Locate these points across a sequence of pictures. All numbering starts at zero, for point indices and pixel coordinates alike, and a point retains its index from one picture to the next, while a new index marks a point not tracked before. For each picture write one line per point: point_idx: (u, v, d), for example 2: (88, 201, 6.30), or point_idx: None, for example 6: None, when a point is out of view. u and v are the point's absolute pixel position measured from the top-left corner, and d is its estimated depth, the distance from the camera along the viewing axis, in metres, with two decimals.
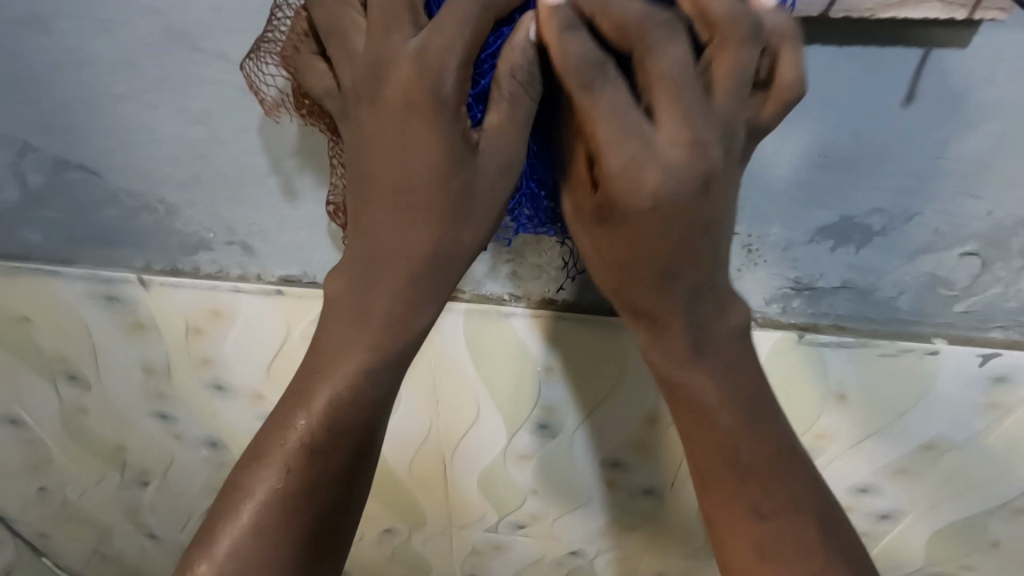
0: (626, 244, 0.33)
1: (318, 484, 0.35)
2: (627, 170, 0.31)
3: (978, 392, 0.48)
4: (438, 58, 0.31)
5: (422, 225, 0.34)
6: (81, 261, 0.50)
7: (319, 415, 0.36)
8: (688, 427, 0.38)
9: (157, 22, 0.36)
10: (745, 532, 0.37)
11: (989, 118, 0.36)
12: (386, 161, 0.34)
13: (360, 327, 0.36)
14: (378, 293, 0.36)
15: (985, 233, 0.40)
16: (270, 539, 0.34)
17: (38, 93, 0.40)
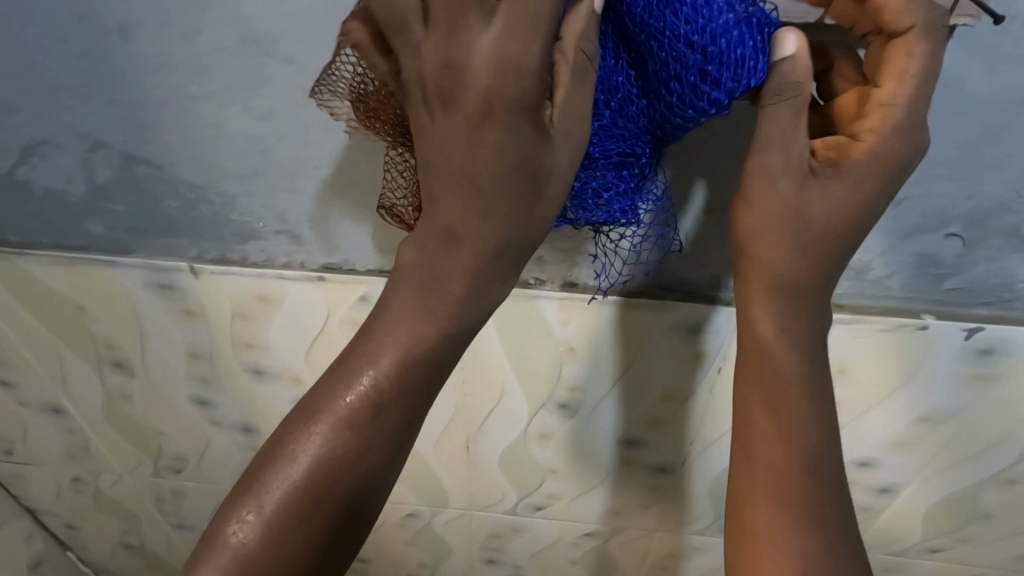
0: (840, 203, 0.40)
1: (374, 442, 0.38)
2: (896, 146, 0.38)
3: (967, 364, 0.52)
4: (516, 55, 0.35)
5: (494, 206, 0.37)
6: (138, 252, 0.55)
7: (386, 372, 0.38)
8: (763, 423, 0.42)
9: (233, 30, 0.42)
10: (787, 543, 0.40)
11: (966, 109, 0.40)
12: (467, 145, 0.37)
13: (430, 292, 0.39)
14: (453, 261, 0.39)
15: (968, 215, 0.44)
16: (322, 491, 0.37)
17: (118, 94, 0.45)
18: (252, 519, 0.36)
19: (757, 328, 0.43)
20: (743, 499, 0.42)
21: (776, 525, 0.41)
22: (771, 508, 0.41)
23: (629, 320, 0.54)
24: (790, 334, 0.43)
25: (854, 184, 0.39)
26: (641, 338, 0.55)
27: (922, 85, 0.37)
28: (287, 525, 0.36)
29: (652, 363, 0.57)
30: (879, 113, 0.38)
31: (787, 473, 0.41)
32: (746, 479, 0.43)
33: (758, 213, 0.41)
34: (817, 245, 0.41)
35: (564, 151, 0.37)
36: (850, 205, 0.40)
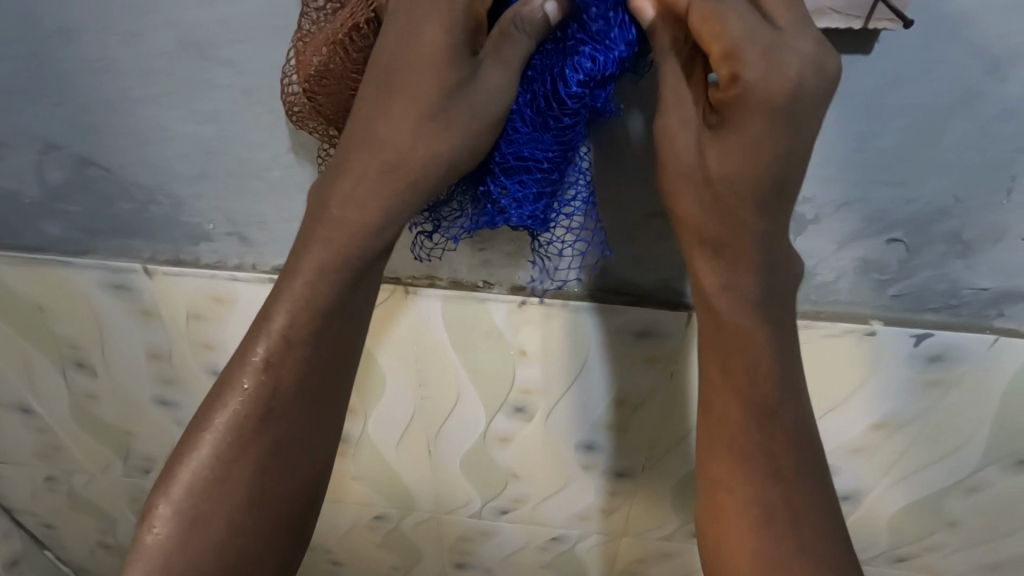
0: (754, 142, 0.36)
1: (275, 400, 0.39)
2: (790, 75, 0.34)
3: (920, 370, 0.52)
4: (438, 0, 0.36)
5: (406, 124, 0.37)
6: (92, 252, 0.55)
7: (276, 335, 0.39)
8: (721, 385, 0.41)
9: (171, 34, 0.42)
10: (743, 497, 0.41)
11: (898, 115, 0.40)
12: (386, 65, 0.37)
13: (323, 229, 0.38)
14: (347, 185, 0.38)
15: (908, 220, 0.44)
16: (232, 461, 0.39)
17: (66, 98, 0.46)
18: (164, 511, 0.38)
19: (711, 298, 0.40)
20: (716, 476, 0.41)
21: (737, 481, 0.41)
22: (728, 465, 0.41)
23: (578, 324, 0.54)
24: (742, 287, 0.39)
25: (755, 130, 0.36)
26: (590, 341, 0.55)
27: (771, 51, 0.34)
28: (203, 499, 0.38)
29: (603, 365, 0.57)
30: (727, 67, 0.35)
31: (748, 447, 0.40)
32: (707, 449, 0.42)
33: (670, 161, 0.38)
34: (750, 192, 0.37)
35: (494, 78, 0.37)
36: (761, 155, 0.36)
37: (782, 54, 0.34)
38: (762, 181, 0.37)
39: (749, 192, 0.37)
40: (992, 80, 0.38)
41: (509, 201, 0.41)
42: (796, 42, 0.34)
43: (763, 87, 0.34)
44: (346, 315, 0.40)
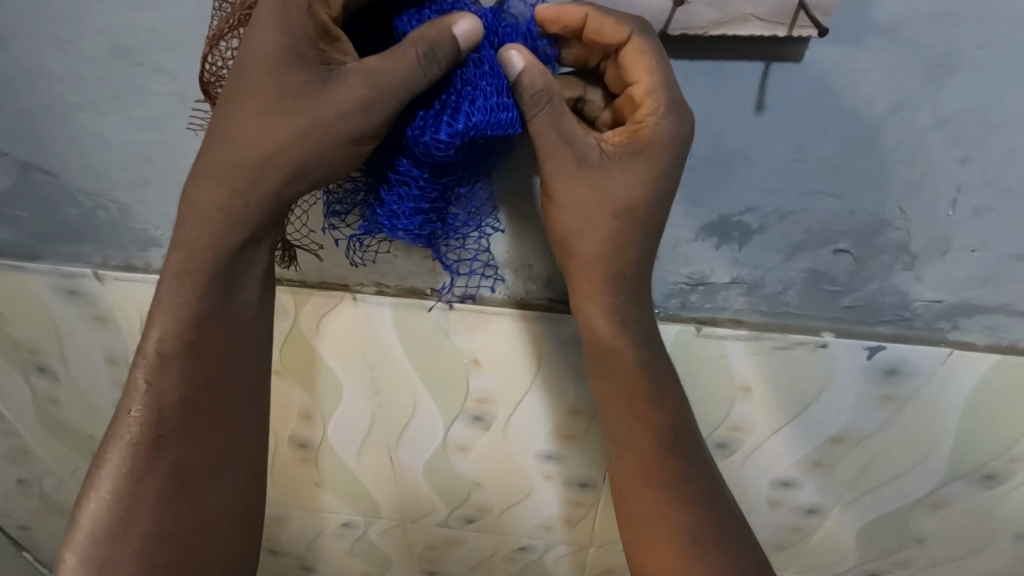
0: (629, 181, 0.40)
1: (159, 422, 0.41)
2: (660, 128, 0.38)
3: (876, 383, 0.51)
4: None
5: (262, 125, 0.36)
6: (44, 258, 0.55)
7: (150, 363, 0.41)
8: (630, 418, 0.48)
9: (103, 40, 0.42)
10: (669, 522, 0.46)
11: (834, 124, 0.39)
12: (256, 63, 0.36)
13: (197, 244, 0.40)
14: (216, 193, 0.38)
15: (853, 230, 0.43)
16: (134, 494, 0.41)
17: (6, 104, 0.46)
18: (70, 559, 0.40)
19: (596, 329, 0.45)
20: (640, 511, 0.47)
21: (668, 504, 0.47)
22: (660, 495, 0.47)
23: (529, 332, 0.53)
24: (624, 318, 0.44)
25: (636, 170, 0.39)
26: (541, 350, 0.55)
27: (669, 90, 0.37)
28: (111, 537, 0.40)
29: (557, 373, 0.56)
30: (643, 104, 0.38)
31: (659, 464, 0.47)
32: (633, 483, 0.48)
33: (551, 194, 0.40)
34: (625, 227, 0.41)
35: (351, 98, 0.35)
36: (643, 177, 0.39)
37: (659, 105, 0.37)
38: (626, 220, 0.41)
39: (615, 226, 0.41)
40: (926, 88, 0.37)
41: (385, 212, 0.42)
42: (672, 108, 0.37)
43: (657, 134, 0.38)
44: (223, 331, 0.43)
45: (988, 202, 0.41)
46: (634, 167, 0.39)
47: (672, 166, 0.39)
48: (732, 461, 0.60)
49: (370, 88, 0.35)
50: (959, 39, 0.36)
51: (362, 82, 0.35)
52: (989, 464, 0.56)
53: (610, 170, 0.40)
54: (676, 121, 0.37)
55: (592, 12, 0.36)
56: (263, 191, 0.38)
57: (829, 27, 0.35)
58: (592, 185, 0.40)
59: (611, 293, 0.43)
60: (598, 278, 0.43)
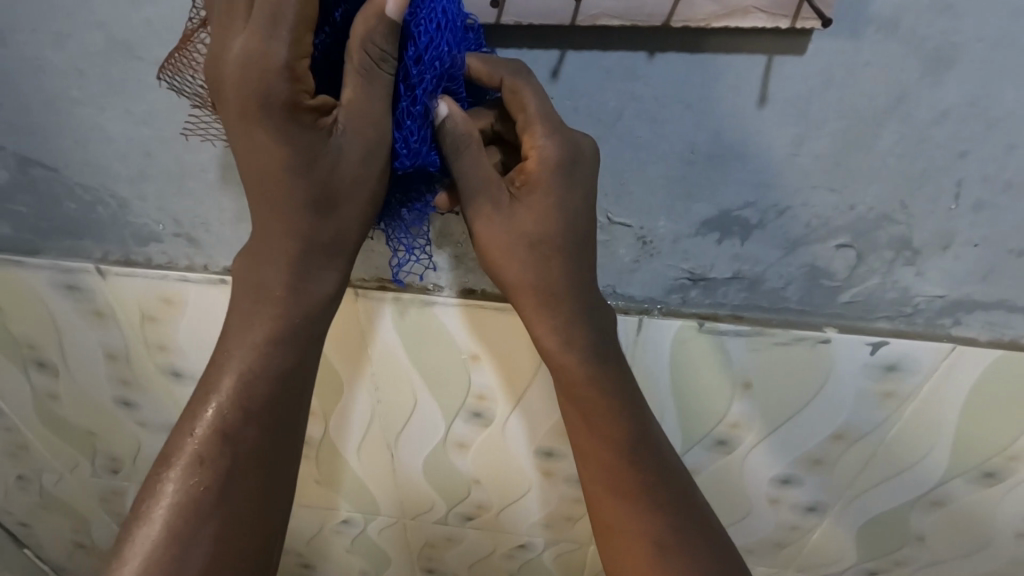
0: (545, 210, 0.42)
1: (234, 459, 0.38)
2: (550, 150, 0.39)
3: (875, 379, 0.51)
4: (262, 54, 0.34)
5: (296, 197, 0.38)
6: (44, 253, 0.55)
7: (227, 395, 0.39)
8: (591, 441, 0.47)
9: (101, 34, 0.42)
10: (640, 535, 0.45)
11: (833, 119, 0.39)
12: (263, 146, 0.37)
13: (261, 300, 0.40)
14: (273, 262, 0.40)
15: (853, 225, 0.43)
16: (184, 539, 0.36)
17: (5, 98, 0.46)
18: None
19: (554, 357, 0.46)
20: (609, 523, 0.46)
21: (640, 517, 0.45)
22: (628, 508, 0.46)
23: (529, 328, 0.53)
24: (576, 340, 0.45)
25: (543, 196, 0.42)
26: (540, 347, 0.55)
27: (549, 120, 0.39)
28: None
29: None
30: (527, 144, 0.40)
31: (627, 478, 0.46)
32: (603, 500, 0.47)
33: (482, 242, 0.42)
34: (555, 255, 0.43)
35: (359, 147, 0.38)
36: (545, 207, 0.42)
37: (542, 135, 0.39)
38: (555, 250, 0.43)
39: (550, 259, 0.43)
40: (925, 82, 0.37)
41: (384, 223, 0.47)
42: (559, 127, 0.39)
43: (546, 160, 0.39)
44: (290, 351, 0.40)
45: (989, 197, 0.41)
46: (540, 197, 0.42)
47: (573, 192, 0.41)
48: (732, 456, 0.60)
49: (372, 122, 0.38)
50: (960, 33, 0.35)
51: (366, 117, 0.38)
52: (988, 462, 0.56)
53: (524, 207, 0.42)
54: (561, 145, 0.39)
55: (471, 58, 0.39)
56: (320, 245, 0.40)
57: (833, 18, 0.35)
58: (513, 218, 0.42)
59: (547, 319, 0.44)
60: (540, 305, 0.44)
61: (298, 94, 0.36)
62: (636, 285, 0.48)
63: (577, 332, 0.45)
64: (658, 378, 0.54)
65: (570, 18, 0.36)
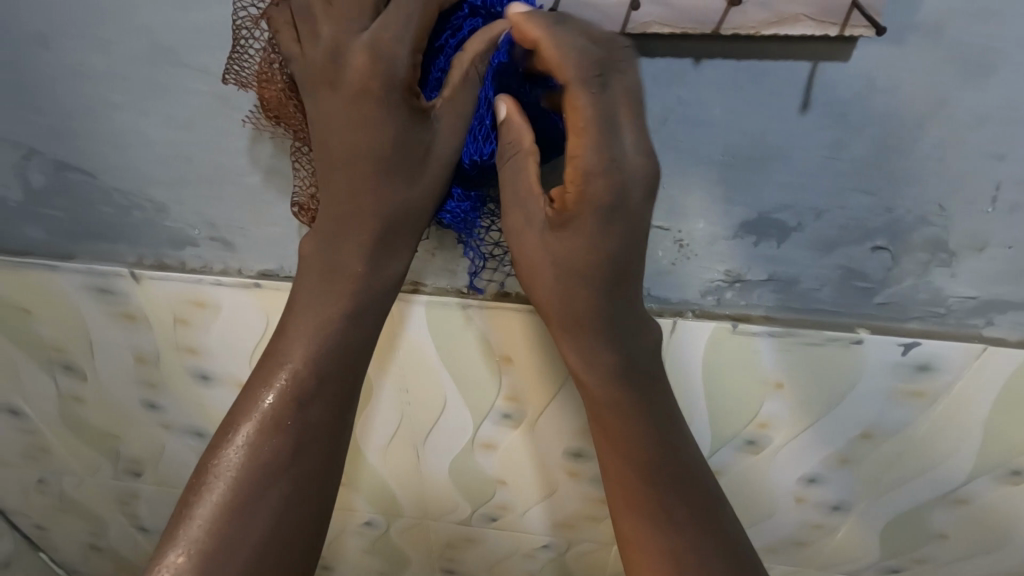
0: (583, 241, 0.41)
1: (300, 429, 0.44)
2: (601, 185, 0.38)
3: (905, 379, 0.51)
4: (391, 46, 0.40)
5: (383, 180, 0.43)
6: (76, 257, 0.55)
7: (298, 366, 0.44)
8: (605, 447, 0.49)
9: (146, 39, 0.42)
10: (650, 545, 0.46)
11: (874, 124, 0.39)
12: (360, 130, 0.42)
13: (334, 278, 0.45)
14: (349, 242, 0.44)
15: (889, 228, 0.44)
16: (254, 497, 0.42)
17: (45, 103, 0.46)
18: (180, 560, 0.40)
19: (580, 368, 0.47)
20: (623, 530, 0.48)
21: (650, 527, 0.46)
22: (637, 518, 0.47)
23: None
24: (598, 360, 0.46)
25: (584, 225, 0.41)
26: None
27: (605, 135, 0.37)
28: (223, 542, 0.40)
29: None
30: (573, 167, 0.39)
31: (642, 490, 0.47)
32: (618, 506, 0.48)
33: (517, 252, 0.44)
34: (585, 277, 0.43)
35: (444, 139, 0.43)
36: (586, 237, 0.41)
37: (600, 156, 0.38)
38: (588, 275, 0.43)
39: (578, 280, 0.43)
40: (967, 88, 0.38)
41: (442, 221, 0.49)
42: (620, 145, 0.38)
43: (594, 186, 0.39)
44: (356, 333, 0.46)
45: None
46: (581, 225, 0.41)
47: (614, 225, 0.40)
48: (758, 456, 0.61)
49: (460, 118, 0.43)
50: (1001, 39, 0.36)
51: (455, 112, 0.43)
52: (1013, 461, 0.57)
53: (562, 231, 0.42)
54: (635, 149, 0.38)
55: (544, 37, 0.37)
56: (395, 229, 0.44)
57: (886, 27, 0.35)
58: (550, 239, 0.43)
59: (571, 340, 0.46)
60: (563, 328, 0.46)
61: (407, 84, 0.41)
62: (671, 288, 0.49)
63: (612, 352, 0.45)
64: (689, 376, 0.55)
65: (624, 25, 0.37)
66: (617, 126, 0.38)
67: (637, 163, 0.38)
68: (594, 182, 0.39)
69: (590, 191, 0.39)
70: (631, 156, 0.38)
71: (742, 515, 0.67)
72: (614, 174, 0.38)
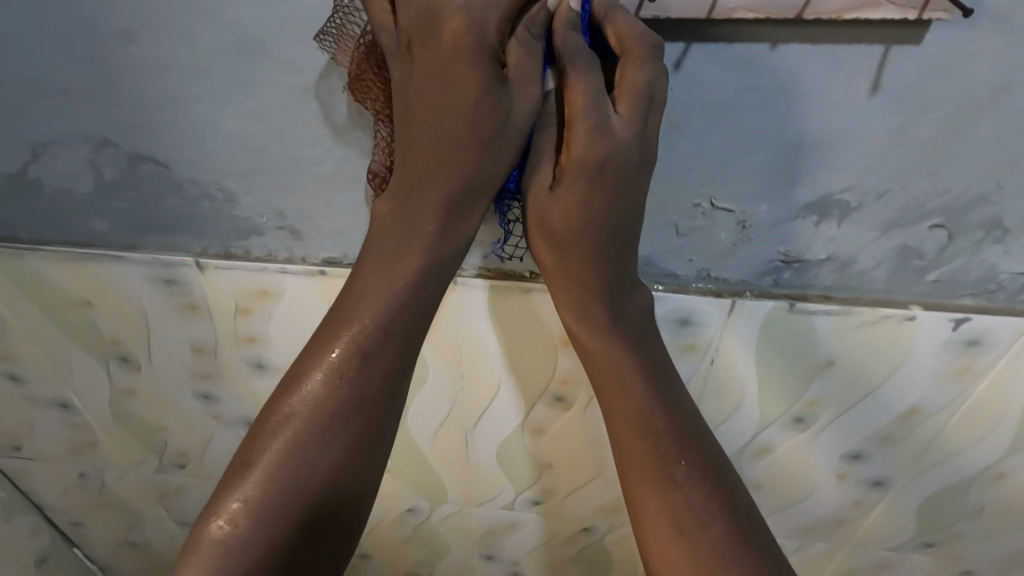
0: (581, 205, 0.43)
1: (365, 387, 0.42)
2: (588, 147, 0.41)
3: (955, 355, 0.53)
4: (481, 11, 0.39)
5: (463, 139, 0.41)
6: (143, 248, 0.56)
7: (368, 321, 0.43)
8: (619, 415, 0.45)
9: (233, 32, 0.43)
10: (664, 521, 0.42)
11: (939, 105, 0.41)
12: (444, 91, 0.40)
13: (410, 237, 0.44)
14: (426, 202, 0.43)
15: (947, 206, 0.45)
16: (312, 448, 0.41)
17: (124, 96, 0.47)
18: (237, 506, 0.39)
19: (591, 333, 0.45)
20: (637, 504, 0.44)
21: (670, 499, 0.42)
22: (654, 491, 0.43)
23: None
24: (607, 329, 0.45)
25: (579, 191, 0.42)
26: None
27: (594, 107, 0.40)
28: (278, 490, 0.40)
29: None
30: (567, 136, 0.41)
31: (664, 458, 0.43)
32: (631, 479, 0.44)
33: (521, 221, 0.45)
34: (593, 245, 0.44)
35: (523, 102, 0.41)
36: (577, 202, 0.43)
37: (595, 124, 0.40)
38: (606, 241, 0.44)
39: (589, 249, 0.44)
40: None
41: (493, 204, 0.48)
42: (614, 121, 0.40)
43: (588, 153, 0.41)
44: (432, 291, 0.45)
45: None
46: (575, 191, 0.42)
47: (603, 192, 0.42)
48: (805, 434, 0.63)
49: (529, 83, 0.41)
50: None
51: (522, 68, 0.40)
52: None
53: (562, 196, 0.43)
54: (621, 128, 0.40)
55: (613, 15, 0.40)
56: (474, 190, 0.43)
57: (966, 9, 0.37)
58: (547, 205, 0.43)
59: (577, 307, 0.45)
60: (567, 295, 0.45)
61: (496, 48, 0.40)
62: (730, 268, 0.51)
63: (608, 323, 0.45)
64: (744, 356, 0.56)
65: (709, 11, 0.38)
66: (608, 104, 0.41)
67: (624, 138, 0.41)
68: (576, 150, 0.41)
69: (576, 158, 0.41)
70: (619, 130, 0.40)
71: (783, 492, 0.69)
72: (601, 141, 0.40)
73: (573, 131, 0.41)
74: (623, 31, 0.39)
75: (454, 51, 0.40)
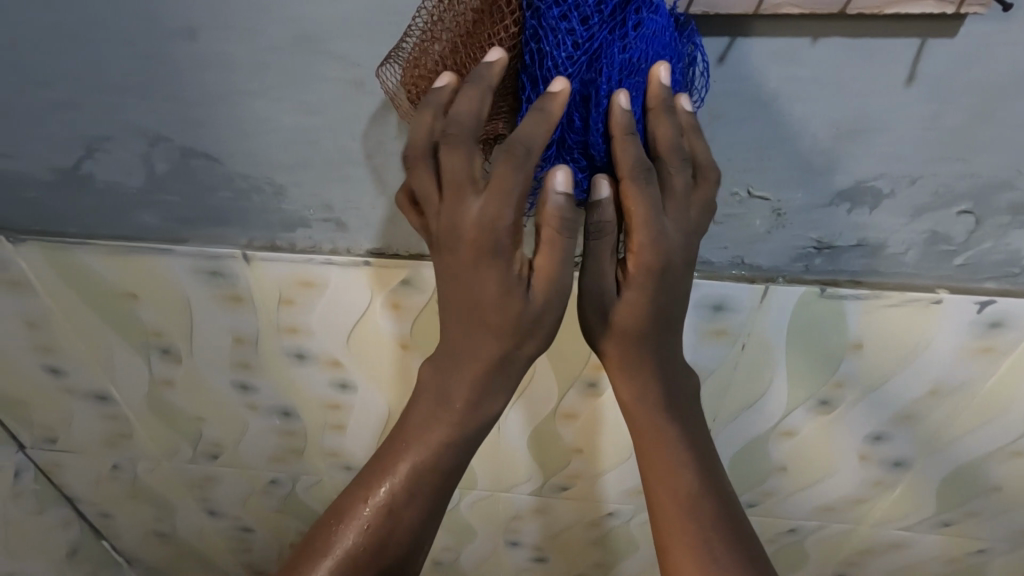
0: (638, 302, 0.42)
1: (424, 500, 0.45)
2: (651, 254, 0.41)
3: (978, 336, 0.55)
4: (496, 217, 0.39)
5: (485, 331, 0.42)
6: (190, 240, 0.58)
7: (429, 447, 0.45)
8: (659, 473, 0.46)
9: (291, 29, 0.45)
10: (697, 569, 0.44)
11: (971, 94, 0.43)
12: (467, 290, 0.41)
13: (446, 408, 0.45)
14: (458, 380, 0.44)
15: (975, 192, 0.47)
16: (375, 546, 0.44)
17: (181, 92, 0.48)
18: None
19: (637, 399, 0.46)
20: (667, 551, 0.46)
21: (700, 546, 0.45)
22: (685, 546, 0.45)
23: None
24: (652, 398, 0.46)
25: (635, 294, 0.42)
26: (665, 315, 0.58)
27: (654, 212, 0.40)
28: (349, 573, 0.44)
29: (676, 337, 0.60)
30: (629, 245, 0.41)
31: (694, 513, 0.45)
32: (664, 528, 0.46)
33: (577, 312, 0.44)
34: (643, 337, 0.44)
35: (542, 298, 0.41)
36: (638, 302, 0.42)
37: (653, 228, 0.40)
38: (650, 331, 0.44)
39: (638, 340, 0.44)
40: None
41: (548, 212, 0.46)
42: (669, 224, 0.41)
43: (648, 253, 0.41)
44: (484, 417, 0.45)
45: None
46: (633, 287, 0.42)
47: (658, 296, 0.43)
48: (829, 416, 0.65)
49: (556, 271, 0.41)
50: None
51: (550, 261, 0.41)
52: None
53: (629, 292, 0.42)
54: (677, 234, 0.41)
55: (662, 125, 0.40)
56: (499, 368, 0.43)
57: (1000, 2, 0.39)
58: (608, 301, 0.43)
59: (628, 377, 0.46)
60: (617, 365, 0.46)
61: (514, 245, 0.40)
62: (764, 255, 0.53)
63: (656, 392, 0.46)
64: (774, 341, 0.58)
65: (756, 6, 0.40)
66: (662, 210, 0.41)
67: (678, 241, 0.42)
68: (642, 258, 0.41)
69: (638, 262, 0.41)
70: (672, 230, 0.41)
71: (806, 473, 0.71)
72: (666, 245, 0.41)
73: (634, 239, 0.40)
74: (669, 145, 0.40)
75: (470, 250, 0.40)
